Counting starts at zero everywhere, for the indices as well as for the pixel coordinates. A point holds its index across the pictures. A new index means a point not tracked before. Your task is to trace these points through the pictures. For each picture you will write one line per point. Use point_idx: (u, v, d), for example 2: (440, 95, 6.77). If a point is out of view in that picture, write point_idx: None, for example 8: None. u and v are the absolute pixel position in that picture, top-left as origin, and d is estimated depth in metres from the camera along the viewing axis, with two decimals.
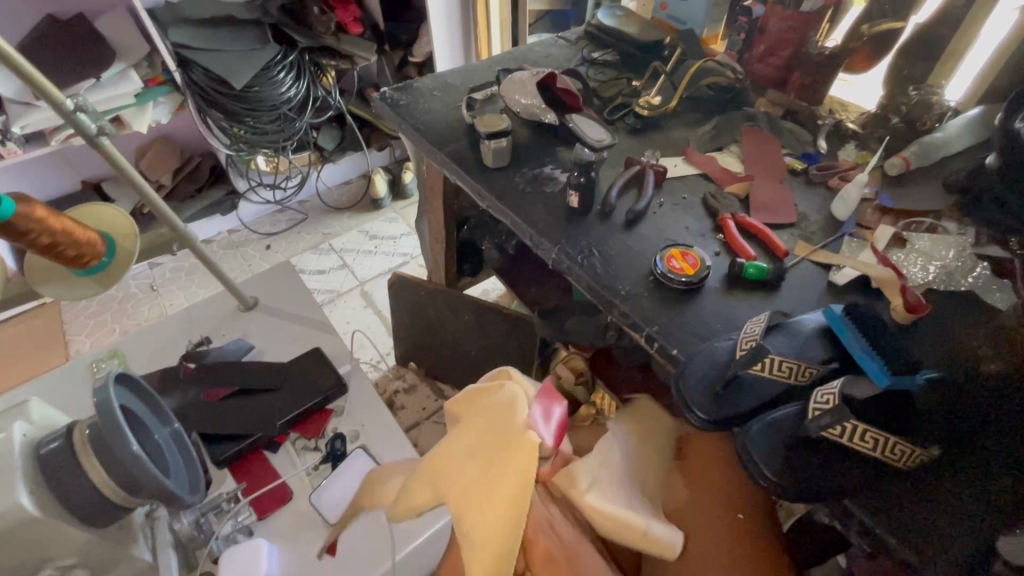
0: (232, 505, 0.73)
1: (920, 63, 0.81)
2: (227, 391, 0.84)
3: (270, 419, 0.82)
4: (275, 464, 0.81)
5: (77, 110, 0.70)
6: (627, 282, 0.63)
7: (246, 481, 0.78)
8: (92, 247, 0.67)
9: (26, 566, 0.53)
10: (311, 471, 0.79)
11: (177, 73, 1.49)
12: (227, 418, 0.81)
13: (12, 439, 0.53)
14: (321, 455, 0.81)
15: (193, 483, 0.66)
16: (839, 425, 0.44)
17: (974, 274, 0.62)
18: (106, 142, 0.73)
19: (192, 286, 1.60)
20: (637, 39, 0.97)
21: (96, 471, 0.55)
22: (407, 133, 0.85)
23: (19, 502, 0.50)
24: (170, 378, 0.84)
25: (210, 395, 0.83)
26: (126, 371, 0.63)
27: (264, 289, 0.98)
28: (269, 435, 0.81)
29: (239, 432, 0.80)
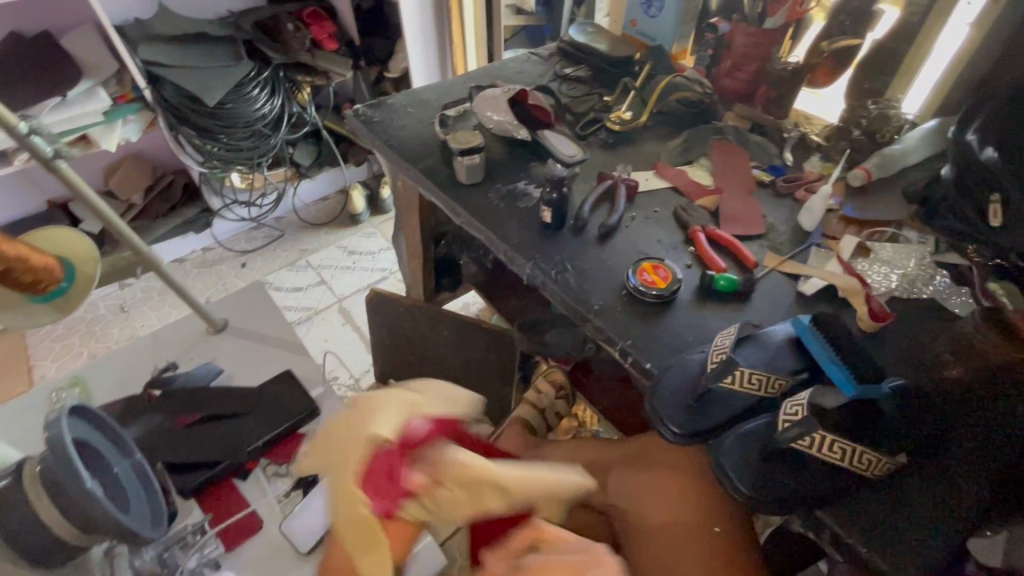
0: (199, 536, 0.70)
1: (878, 77, 0.84)
2: (196, 417, 0.82)
3: (239, 445, 0.80)
4: (244, 492, 0.79)
5: (31, 133, 0.68)
6: (601, 297, 0.63)
7: (213, 511, 0.76)
8: (51, 272, 0.66)
9: None
10: (282, 498, 0.77)
11: (147, 91, 1.46)
12: (195, 445, 0.79)
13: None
14: (293, 481, 0.79)
15: (156, 517, 0.64)
16: (808, 436, 0.45)
17: (934, 283, 0.62)
18: (63, 164, 0.72)
19: (164, 306, 1.56)
20: (608, 55, 0.99)
21: (50, 510, 0.52)
22: (380, 150, 0.85)
23: None
24: (137, 406, 0.82)
25: (177, 423, 0.81)
26: (81, 402, 0.62)
27: (235, 311, 0.96)
28: (239, 462, 0.79)
29: (206, 460, 0.78)
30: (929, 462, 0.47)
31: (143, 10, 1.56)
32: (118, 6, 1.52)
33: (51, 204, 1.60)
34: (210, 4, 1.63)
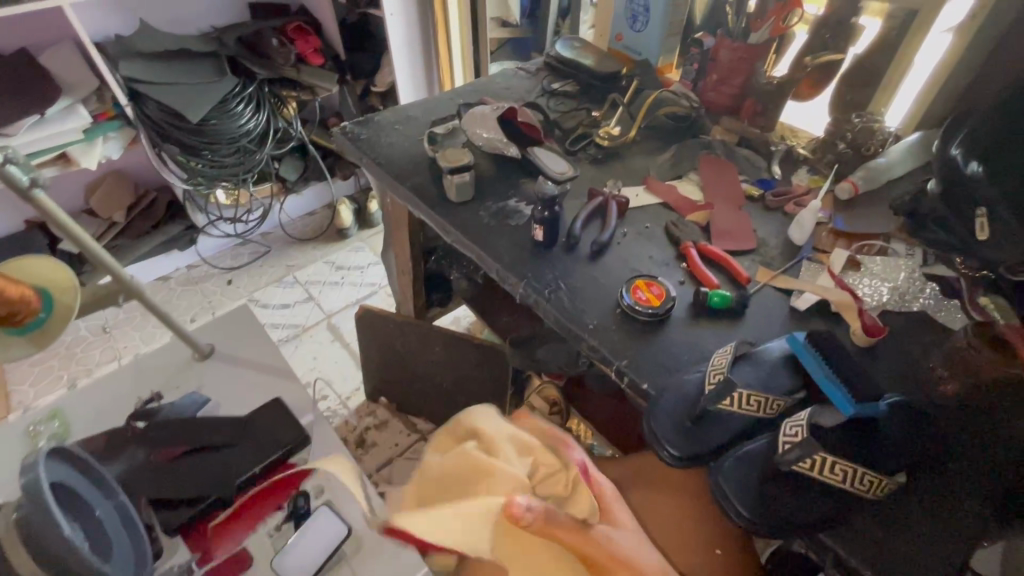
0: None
1: (862, 90, 0.85)
2: (181, 450, 0.79)
3: (228, 478, 0.78)
4: (233, 528, 0.76)
5: (7, 162, 0.66)
6: (594, 316, 0.62)
7: (201, 549, 0.74)
8: (25, 303, 0.64)
9: None
10: (273, 532, 0.75)
11: (129, 107, 1.44)
12: (180, 480, 0.77)
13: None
14: (283, 514, 0.76)
15: (139, 559, 0.64)
16: (807, 458, 0.45)
17: (924, 295, 0.63)
18: (40, 194, 0.70)
19: (148, 327, 1.53)
20: (595, 70, 0.99)
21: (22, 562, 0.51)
22: (368, 168, 0.84)
23: None
24: (116, 440, 0.79)
25: (160, 456, 0.78)
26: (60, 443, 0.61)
27: (222, 334, 0.94)
28: (227, 496, 0.77)
29: (192, 495, 0.75)
30: (927, 478, 0.47)
31: (124, 26, 1.53)
32: (98, 22, 1.49)
33: (29, 224, 1.56)
34: (193, 19, 1.61)
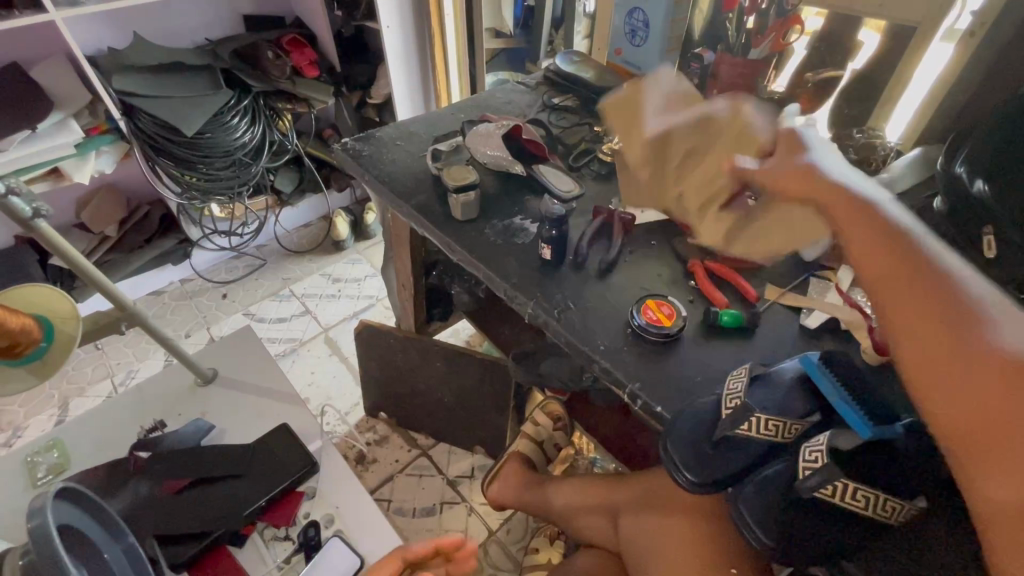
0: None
1: (859, 104, 0.87)
2: (186, 481, 0.78)
3: (236, 509, 0.76)
4: (242, 559, 0.75)
5: (9, 192, 0.65)
6: (605, 336, 0.62)
7: None
8: (26, 332, 0.62)
9: None
10: (282, 565, 0.75)
11: (122, 122, 1.42)
12: (187, 513, 0.75)
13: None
14: (293, 545, 0.76)
15: None
16: (828, 485, 0.44)
17: None
18: (41, 223, 0.69)
19: (142, 344, 1.50)
20: (596, 85, 1.00)
21: None
22: (371, 185, 0.83)
23: None
24: (119, 472, 0.77)
25: (166, 489, 0.77)
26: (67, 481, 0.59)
27: (222, 357, 0.92)
28: (235, 527, 0.75)
29: (199, 528, 0.74)
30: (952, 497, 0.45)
31: (117, 40, 1.52)
32: (92, 36, 1.48)
33: (19, 238, 1.54)
34: (187, 32, 1.60)
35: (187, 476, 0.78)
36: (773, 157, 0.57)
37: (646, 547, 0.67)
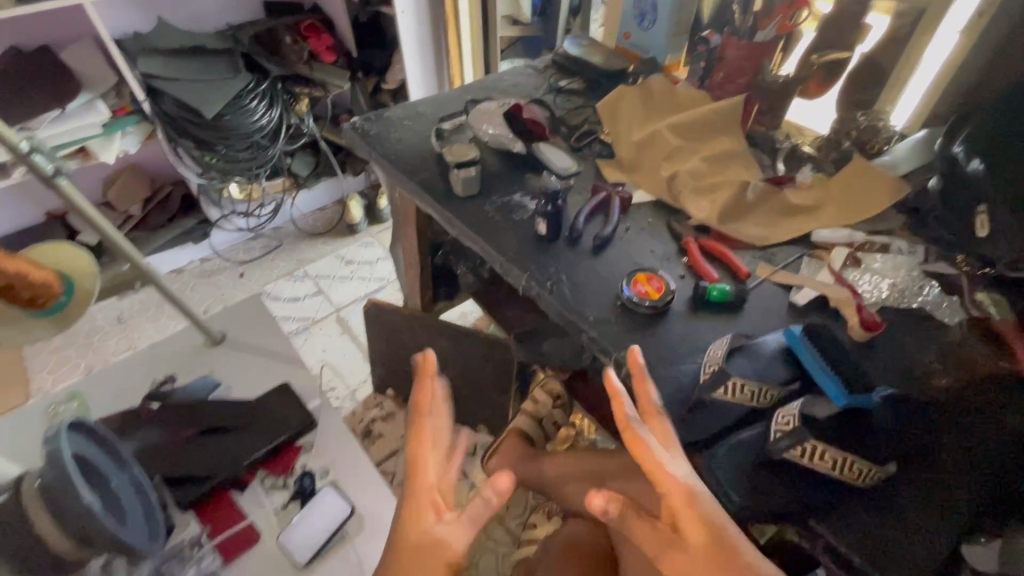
0: (196, 549, 0.72)
1: (869, 90, 0.83)
2: (193, 431, 0.81)
3: (238, 459, 0.80)
4: (242, 503, 0.78)
5: (32, 151, 0.69)
6: (595, 308, 0.64)
7: (211, 523, 0.76)
8: (48, 287, 0.64)
9: None
10: (278, 511, 0.78)
11: (146, 103, 1.48)
12: (193, 460, 0.79)
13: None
14: (289, 493, 0.79)
15: (154, 528, 0.66)
16: (797, 446, 0.47)
17: (923, 295, 0.62)
18: (63, 181, 0.72)
19: (162, 317, 1.57)
20: (603, 68, 1.00)
21: (44, 521, 0.54)
22: (377, 163, 0.86)
23: None
24: (132, 420, 0.82)
25: (175, 437, 0.80)
26: (79, 419, 0.65)
27: (233, 324, 0.97)
28: (236, 475, 0.79)
29: (204, 472, 0.78)
30: (920, 469, 0.48)
31: (142, 24, 1.57)
32: (118, 20, 1.53)
33: (49, 216, 1.62)
34: (208, 18, 1.65)
35: (196, 426, 0.82)
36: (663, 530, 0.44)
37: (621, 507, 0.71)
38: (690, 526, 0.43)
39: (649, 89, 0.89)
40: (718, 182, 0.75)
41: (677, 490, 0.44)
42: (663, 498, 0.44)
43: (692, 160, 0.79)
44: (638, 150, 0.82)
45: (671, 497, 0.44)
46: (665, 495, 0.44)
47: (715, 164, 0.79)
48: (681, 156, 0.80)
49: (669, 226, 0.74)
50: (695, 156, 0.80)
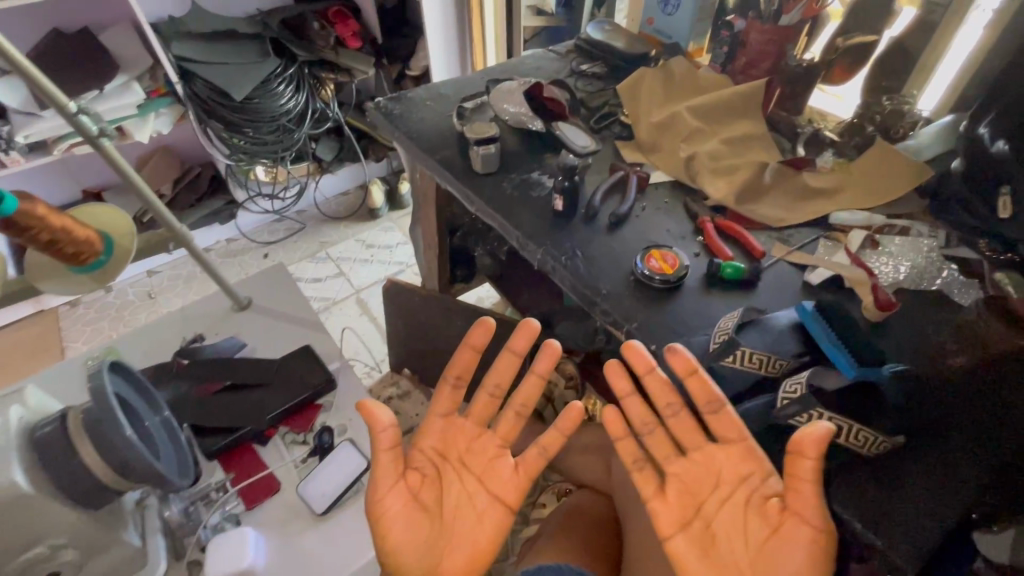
0: (221, 494, 0.75)
1: (896, 75, 0.82)
2: (220, 385, 0.84)
3: (261, 412, 0.82)
4: (264, 456, 0.81)
5: (81, 113, 0.71)
6: (609, 281, 0.65)
7: (235, 471, 0.79)
8: (90, 244, 0.62)
9: (15, 548, 0.53)
10: (299, 463, 0.80)
11: (179, 85, 1.52)
12: (219, 412, 0.81)
13: (8, 421, 0.55)
14: (309, 447, 0.82)
15: (184, 467, 0.67)
16: (805, 413, 0.49)
17: (943, 275, 0.62)
18: (107, 143, 0.75)
19: (190, 293, 1.63)
20: (624, 52, 1.01)
21: (88, 452, 0.55)
22: (400, 142, 0.88)
23: (13, 479, 0.52)
24: (164, 372, 0.85)
25: (202, 390, 0.83)
26: (120, 358, 0.64)
27: (260, 292, 1.00)
28: (260, 428, 0.81)
29: (230, 424, 0.81)
30: (926, 444, 0.47)
31: (177, 8, 1.62)
32: (155, 4, 1.58)
33: (85, 193, 1.69)
34: (239, 3, 1.69)
35: (223, 380, 0.84)
36: (723, 468, 0.53)
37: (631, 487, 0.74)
38: (755, 468, 0.52)
39: (670, 71, 0.89)
40: (736, 164, 0.76)
41: (745, 446, 0.52)
42: (734, 453, 0.53)
43: (712, 142, 0.79)
44: (658, 131, 0.82)
45: (743, 449, 0.52)
46: (734, 447, 0.53)
47: (734, 147, 0.79)
48: (700, 138, 0.80)
49: (686, 205, 0.75)
50: (713, 138, 0.80)
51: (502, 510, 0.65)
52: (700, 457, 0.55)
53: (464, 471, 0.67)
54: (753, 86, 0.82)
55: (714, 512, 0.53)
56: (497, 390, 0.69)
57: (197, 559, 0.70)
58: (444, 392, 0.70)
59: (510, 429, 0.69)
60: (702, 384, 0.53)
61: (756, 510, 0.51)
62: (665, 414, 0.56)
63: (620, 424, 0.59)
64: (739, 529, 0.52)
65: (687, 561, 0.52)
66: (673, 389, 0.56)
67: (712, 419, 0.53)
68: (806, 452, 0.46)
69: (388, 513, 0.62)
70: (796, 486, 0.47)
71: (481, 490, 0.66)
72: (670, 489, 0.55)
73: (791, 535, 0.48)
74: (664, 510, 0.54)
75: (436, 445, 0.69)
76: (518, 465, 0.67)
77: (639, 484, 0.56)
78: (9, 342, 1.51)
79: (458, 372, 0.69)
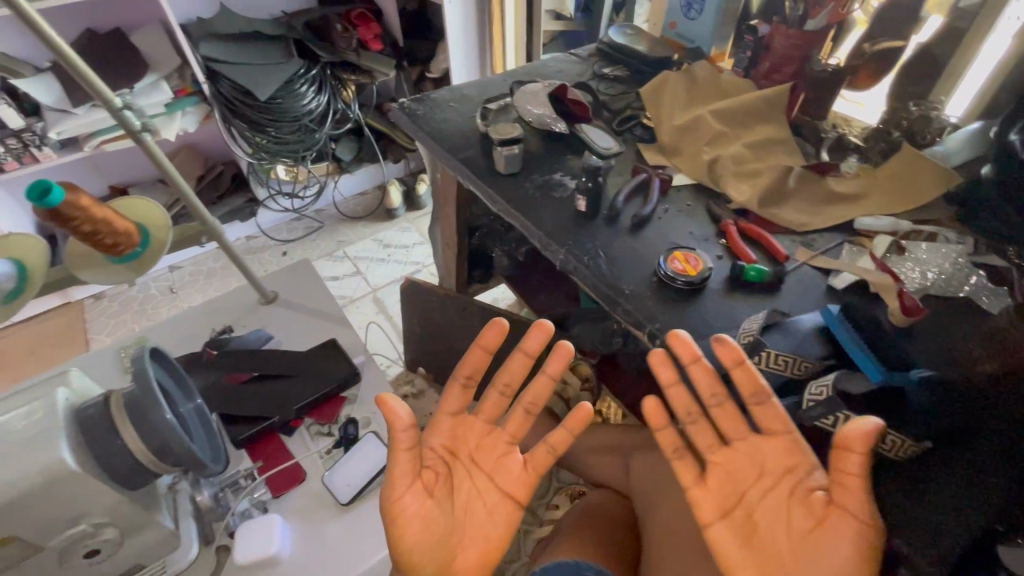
0: (249, 481, 0.76)
1: (922, 81, 0.81)
2: (248, 375, 0.86)
3: (287, 402, 0.84)
4: (289, 446, 0.83)
5: (124, 109, 0.73)
6: (631, 281, 0.65)
7: (262, 459, 0.81)
8: (128, 236, 0.65)
9: (59, 522, 0.55)
10: (323, 454, 0.81)
11: (205, 85, 1.55)
12: (247, 401, 0.83)
13: (55, 402, 0.55)
14: (334, 439, 0.83)
15: (216, 454, 0.69)
16: (830, 415, 0.52)
17: (970, 282, 0.59)
18: (148, 138, 0.76)
19: (211, 288, 1.66)
20: (646, 55, 1.01)
21: (130, 434, 0.56)
22: (423, 141, 0.89)
23: (61, 457, 0.52)
24: (194, 363, 0.87)
25: (230, 379, 0.86)
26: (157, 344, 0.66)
27: (285, 287, 1.02)
28: (286, 418, 0.83)
29: (257, 412, 0.82)
30: (954, 452, 0.47)
31: (205, 10, 1.66)
32: (184, 5, 1.62)
33: (112, 188, 1.73)
34: (265, 5, 1.72)
35: (250, 371, 0.86)
36: (768, 460, 0.53)
37: (650, 487, 0.75)
38: (799, 460, 0.52)
39: (693, 75, 0.90)
40: (760, 168, 0.76)
41: (790, 439, 0.52)
42: (779, 446, 0.53)
43: (735, 145, 0.79)
44: (681, 134, 0.82)
45: (788, 442, 0.53)
46: (779, 440, 0.53)
47: (758, 150, 0.79)
48: (724, 140, 0.80)
49: (710, 207, 0.75)
50: (737, 142, 0.80)
51: (512, 506, 0.66)
52: (743, 447, 0.55)
53: (475, 469, 0.68)
54: (777, 91, 0.82)
55: (757, 502, 0.53)
56: (506, 389, 0.69)
57: (225, 543, 0.72)
58: (453, 390, 0.70)
59: (519, 427, 0.69)
60: (748, 374, 0.52)
61: (800, 501, 0.51)
62: (709, 403, 0.56)
63: (660, 414, 0.58)
64: (781, 519, 0.52)
65: (727, 548, 0.53)
66: (718, 379, 0.55)
67: (756, 410, 0.53)
68: (851, 446, 0.46)
69: (405, 513, 0.60)
70: (842, 481, 0.47)
71: (492, 489, 0.67)
72: (711, 477, 0.55)
73: (837, 528, 0.48)
74: (704, 497, 0.55)
75: (446, 443, 0.69)
76: (527, 461, 0.68)
77: (679, 472, 0.56)
78: (36, 333, 1.54)
79: (468, 371, 0.67)
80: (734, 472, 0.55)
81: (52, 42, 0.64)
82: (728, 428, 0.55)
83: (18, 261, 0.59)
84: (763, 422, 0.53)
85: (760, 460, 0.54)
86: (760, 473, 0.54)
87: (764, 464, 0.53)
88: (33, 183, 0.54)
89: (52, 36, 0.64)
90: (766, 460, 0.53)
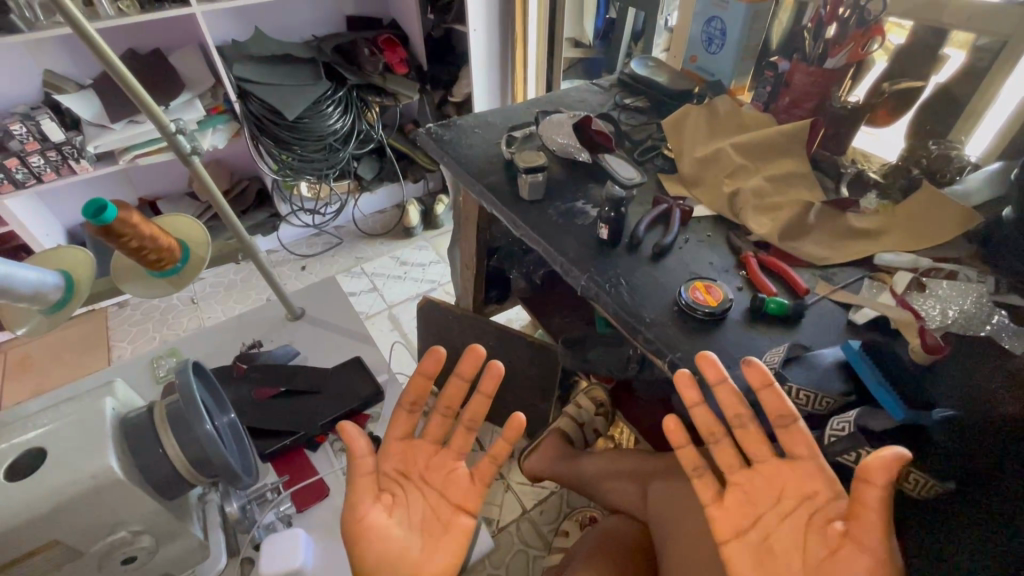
0: (276, 495, 0.78)
1: (943, 120, 0.82)
2: (276, 391, 0.88)
3: (312, 418, 0.86)
4: (313, 461, 0.84)
5: (178, 132, 0.77)
6: (652, 310, 0.67)
7: (287, 474, 0.82)
8: (171, 252, 0.67)
9: (98, 530, 0.56)
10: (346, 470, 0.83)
11: (236, 103, 1.62)
12: (275, 416, 0.85)
13: (104, 411, 0.57)
14: None
15: (247, 464, 0.71)
16: (853, 451, 0.53)
17: (992, 322, 0.58)
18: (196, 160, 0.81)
19: (231, 300, 1.69)
20: (667, 88, 1.04)
21: (171, 444, 0.58)
22: (448, 166, 0.91)
23: (108, 465, 0.53)
24: (223, 376, 0.89)
25: (259, 394, 0.87)
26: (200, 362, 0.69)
27: (311, 303, 1.04)
28: (311, 433, 0.85)
29: (283, 428, 0.84)
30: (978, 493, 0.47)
31: (240, 33, 1.73)
32: (220, 29, 1.69)
33: (141, 200, 1.78)
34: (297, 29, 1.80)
35: (278, 387, 0.88)
36: (789, 485, 0.54)
37: (667, 513, 0.75)
38: (820, 489, 0.53)
39: (714, 109, 0.92)
40: (781, 202, 0.77)
41: (812, 466, 0.53)
42: (799, 473, 0.54)
43: (758, 180, 0.81)
44: (703, 167, 0.84)
45: (809, 469, 0.53)
46: (801, 466, 0.54)
47: (779, 184, 0.81)
48: (746, 173, 0.82)
49: (731, 238, 0.76)
50: (756, 175, 0.82)
51: (462, 516, 0.66)
52: (765, 470, 0.56)
53: (425, 486, 0.68)
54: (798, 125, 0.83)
55: (773, 526, 0.54)
56: (448, 410, 0.71)
57: (251, 555, 0.72)
58: (399, 416, 0.71)
59: (463, 443, 0.70)
60: (776, 396, 0.53)
61: (818, 528, 0.51)
62: (733, 425, 0.57)
63: (683, 433, 0.59)
64: (797, 545, 0.52)
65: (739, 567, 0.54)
66: (742, 402, 0.56)
67: (783, 434, 0.54)
68: (873, 478, 0.45)
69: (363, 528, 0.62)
70: (860, 512, 0.47)
71: (443, 502, 0.67)
72: (731, 496, 0.57)
73: (850, 560, 0.47)
74: (721, 514, 0.57)
75: (397, 466, 0.69)
76: (474, 475, 0.68)
77: (699, 489, 0.58)
78: (61, 339, 1.58)
79: (412, 399, 0.70)
80: (755, 494, 0.56)
81: (112, 65, 0.68)
82: (750, 450, 0.57)
83: (66, 274, 0.62)
84: (786, 447, 0.54)
85: (780, 485, 0.55)
86: (780, 497, 0.55)
87: (784, 490, 0.55)
88: (90, 202, 0.58)
89: (114, 59, 0.68)
90: (787, 485, 0.54)
